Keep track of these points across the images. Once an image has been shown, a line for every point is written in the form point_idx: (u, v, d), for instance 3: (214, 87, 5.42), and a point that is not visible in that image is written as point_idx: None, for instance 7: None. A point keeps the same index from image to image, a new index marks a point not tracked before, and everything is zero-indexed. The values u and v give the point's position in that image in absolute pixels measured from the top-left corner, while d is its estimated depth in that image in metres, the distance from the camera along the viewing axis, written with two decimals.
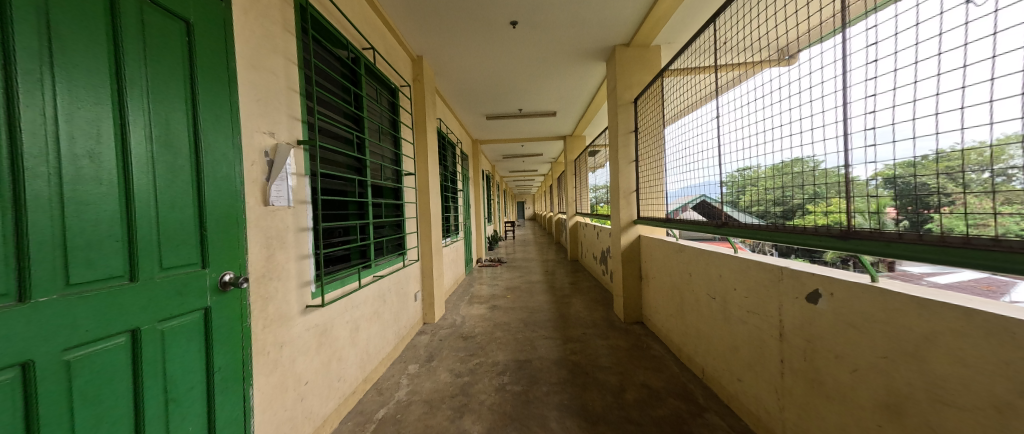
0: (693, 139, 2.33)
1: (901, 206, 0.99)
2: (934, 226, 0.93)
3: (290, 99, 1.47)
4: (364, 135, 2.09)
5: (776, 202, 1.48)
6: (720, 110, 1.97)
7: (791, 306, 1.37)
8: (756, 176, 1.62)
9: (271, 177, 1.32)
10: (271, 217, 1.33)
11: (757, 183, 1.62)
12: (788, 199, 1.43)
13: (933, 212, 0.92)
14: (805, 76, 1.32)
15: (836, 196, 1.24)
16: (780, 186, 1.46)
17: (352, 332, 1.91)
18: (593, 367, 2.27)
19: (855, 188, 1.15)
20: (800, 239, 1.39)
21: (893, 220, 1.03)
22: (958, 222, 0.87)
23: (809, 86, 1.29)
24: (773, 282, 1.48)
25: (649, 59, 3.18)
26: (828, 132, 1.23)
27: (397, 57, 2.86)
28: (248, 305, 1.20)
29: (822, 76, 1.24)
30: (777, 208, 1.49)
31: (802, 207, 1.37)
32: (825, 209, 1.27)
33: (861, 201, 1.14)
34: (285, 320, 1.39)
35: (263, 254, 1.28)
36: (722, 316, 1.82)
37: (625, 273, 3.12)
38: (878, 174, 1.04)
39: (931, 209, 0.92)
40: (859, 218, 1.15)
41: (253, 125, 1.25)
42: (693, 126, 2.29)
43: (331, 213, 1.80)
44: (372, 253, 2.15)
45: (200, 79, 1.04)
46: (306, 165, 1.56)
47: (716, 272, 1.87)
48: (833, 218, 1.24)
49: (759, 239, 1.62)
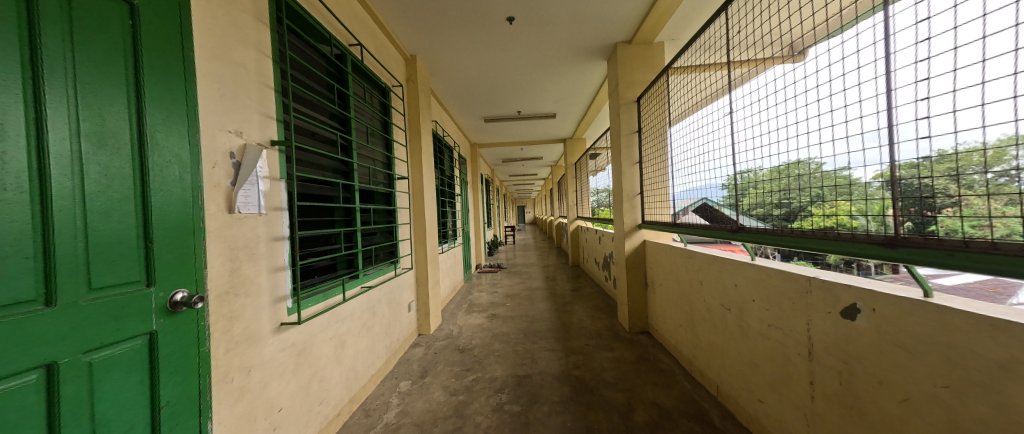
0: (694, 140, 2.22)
1: (904, 208, 0.98)
2: (936, 229, 0.90)
3: (263, 95, 1.34)
4: (351, 137, 1.97)
5: (777, 206, 1.43)
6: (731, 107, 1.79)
7: (821, 321, 1.23)
8: (756, 179, 1.58)
9: (236, 181, 1.18)
10: (239, 225, 1.19)
11: (758, 185, 1.57)
12: (790, 201, 1.35)
13: (935, 214, 0.89)
14: (837, 61, 1.14)
15: (836, 199, 1.17)
16: (781, 189, 1.40)
17: (336, 349, 1.76)
18: (598, 383, 2.11)
19: (851, 189, 1.11)
20: (803, 242, 1.33)
21: (894, 222, 1.00)
22: (959, 223, 0.85)
23: (843, 73, 1.12)
24: (799, 295, 1.33)
25: (651, 57, 3.06)
26: (869, 124, 1.05)
27: (389, 56, 2.74)
28: (209, 326, 1.06)
29: (858, 61, 1.07)
30: (777, 211, 1.44)
31: (803, 209, 1.30)
32: (826, 210, 1.20)
33: (863, 203, 1.09)
34: (256, 341, 1.24)
35: (227, 267, 1.14)
36: (739, 329, 1.66)
37: (629, 280, 2.97)
38: (880, 176, 1.03)
39: (934, 210, 0.89)
40: (860, 221, 1.10)
41: (215, 123, 1.12)
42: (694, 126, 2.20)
43: (314, 220, 1.66)
44: (359, 263, 2.02)
45: (147, 69, 0.91)
46: (282, 168, 1.43)
47: (731, 281, 1.72)
48: (835, 220, 1.18)
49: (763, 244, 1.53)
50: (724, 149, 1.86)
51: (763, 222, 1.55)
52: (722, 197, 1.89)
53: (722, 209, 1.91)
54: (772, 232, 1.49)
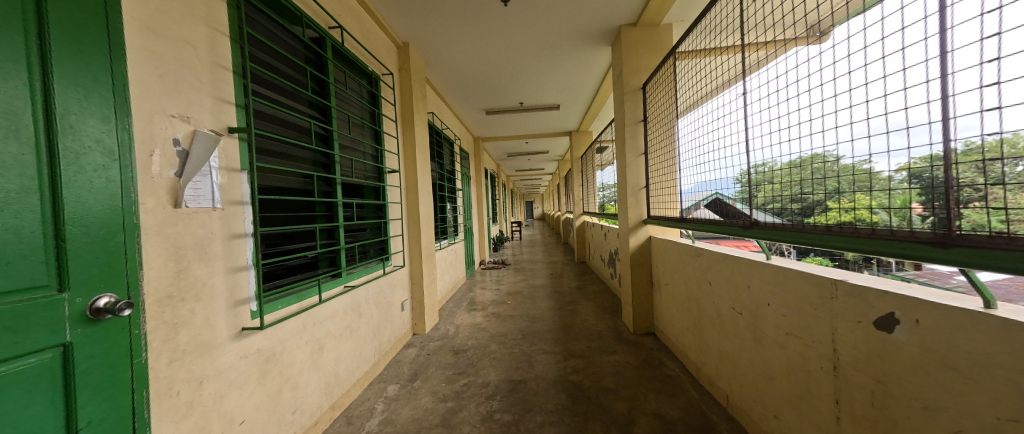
0: (703, 131, 2.03)
1: (928, 202, 0.84)
2: (963, 224, 0.77)
3: (216, 78, 1.22)
4: (329, 127, 1.86)
5: (793, 200, 1.26)
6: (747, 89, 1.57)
7: (847, 333, 1.00)
8: (771, 172, 1.39)
9: (183, 172, 1.06)
10: (185, 220, 1.08)
11: (773, 179, 1.38)
12: (808, 195, 1.19)
13: (963, 208, 0.77)
14: (875, 24, 0.93)
15: (858, 192, 1.00)
16: (799, 181, 1.23)
17: (314, 353, 1.64)
18: (597, 390, 1.94)
19: (872, 182, 0.96)
20: (817, 240, 1.16)
21: (919, 217, 0.86)
22: (987, 218, 0.73)
23: (885, 37, 0.90)
24: (822, 301, 1.09)
25: (659, 40, 2.84)
26: (916, 97, 0.83)
27: (379, 43, 2.61)
28: (145, 335, 0.94)
29: (901, 21, 0.86)
30: (794, 205, 1.27)
31: (823, 204, 1.15)
32: (848, 205, 1.05)
33: (885, 195, 0.92)
34: (210, 349, 1.13)
35: (169, 269, 1.03)
36: (751, 337, 1.44)
37: (634, 279, 2.78)
38: (904, 168, 0.87)
39: (960, 204, 0.78)
40: (881, 216, 0.94)
41: (154, 106, 1.00)
42: (705, 117, 1.99)
43: (289, 215, 1.58)
44: (342, 260, 1.94)
45: (56, 40, 0.78)
46: (244, 159, 1.32)
47: (744, 283, 1.49)
48: (856, 215, 1.03)
49: (777, 241, 1.35)
50: (739, 135, 1.64)
51: (778, 217, 1.37)
52: (734, 191, 1.69)
53: (735, 204, 1.71)
54: (792, 227, 1.29)
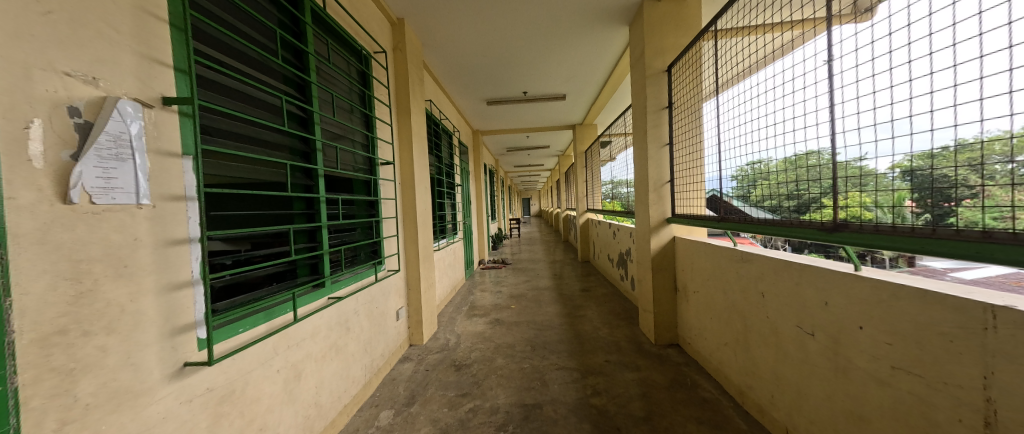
0: (714, 124, 2.04)
1: (918, 199, 0.88)
2: (955, 221, 0.83)
3: (142, 29, 0.91)
4: (310, 107, 1.57)
5: (789, 197, 1.35)
6: (765, 80, 1.48)
7: (1012, 378, 0.73)
8: (767, 170, 1.48)
9: (82, 154, 0.74)
10: (92, 222, 0.77)
11: (768, 177, 1.48)
12: (802, 192, 1.29)
13: (954, 206, 0.82)
14: (901, 29, 0.90)
15: (852, 190, 1.10)
16: (794, 180, 1.32)
17: (288, 382, 1.35)
18: (626, 419, 1.65)
19: (864, 178, 1.03)
20: (818, 236, 1.23)
21: (913, 213, 0.92)
22: (977, 215, 0.79)
23: (929, 32, 0.83)
24: (966, 334, 0.80)
25: (684, 18, 2.54)
26: (945, 100, 0.79)
27: (369, 16, 2.28)
28: (16, 391, 0.64)
29: (928, 27, 0.83)
30: (789, 202, 1.36)
31: (816, 201, 1.24)
32: (843, 203, 1.14)
33: (882, 194, 0.98)
34: (129, 398, 0.82)
35: (62, 294, 0.72)
36: (829, 367, 1.16)
37: (656, 284, 2.50)
38: (895, 165, 0.92)
39: (952, 202, 0.82)
40: (878, 212, 1.01)
41: (36, 56, 0.69)
42: (721, 109, 1.95)
43: (256, 214, 1.28)
44: (325, 267, 1.65)
45: None
46: (189, 141, 1.01)
47: (818, 299, 1.20)
48: (852, 212, 1.11)
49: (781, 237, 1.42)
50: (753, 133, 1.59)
51: (773, 214, 1.46)
52: (733, 188, 1.78)
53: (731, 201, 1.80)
54: (798, 224, 1.34)
